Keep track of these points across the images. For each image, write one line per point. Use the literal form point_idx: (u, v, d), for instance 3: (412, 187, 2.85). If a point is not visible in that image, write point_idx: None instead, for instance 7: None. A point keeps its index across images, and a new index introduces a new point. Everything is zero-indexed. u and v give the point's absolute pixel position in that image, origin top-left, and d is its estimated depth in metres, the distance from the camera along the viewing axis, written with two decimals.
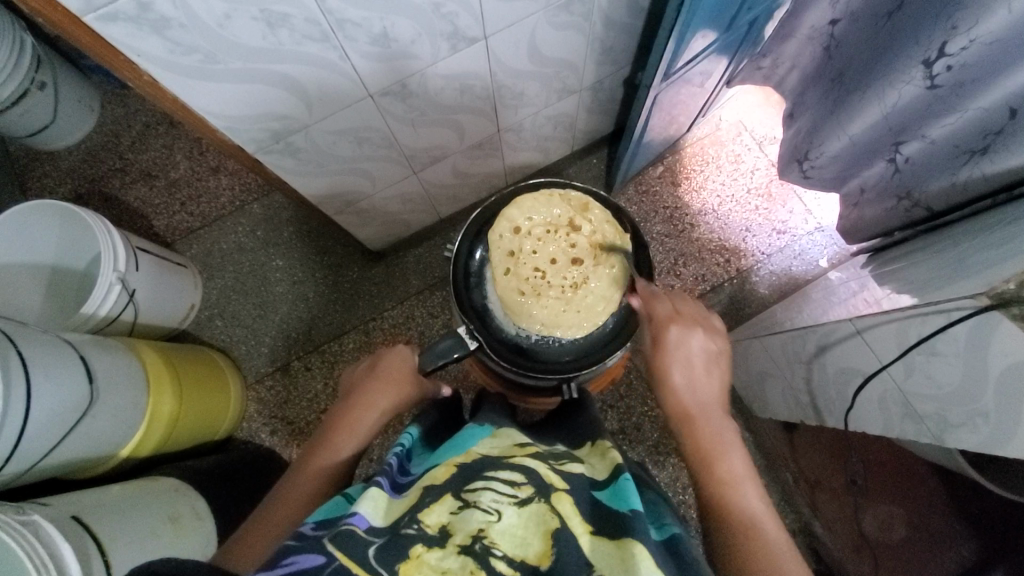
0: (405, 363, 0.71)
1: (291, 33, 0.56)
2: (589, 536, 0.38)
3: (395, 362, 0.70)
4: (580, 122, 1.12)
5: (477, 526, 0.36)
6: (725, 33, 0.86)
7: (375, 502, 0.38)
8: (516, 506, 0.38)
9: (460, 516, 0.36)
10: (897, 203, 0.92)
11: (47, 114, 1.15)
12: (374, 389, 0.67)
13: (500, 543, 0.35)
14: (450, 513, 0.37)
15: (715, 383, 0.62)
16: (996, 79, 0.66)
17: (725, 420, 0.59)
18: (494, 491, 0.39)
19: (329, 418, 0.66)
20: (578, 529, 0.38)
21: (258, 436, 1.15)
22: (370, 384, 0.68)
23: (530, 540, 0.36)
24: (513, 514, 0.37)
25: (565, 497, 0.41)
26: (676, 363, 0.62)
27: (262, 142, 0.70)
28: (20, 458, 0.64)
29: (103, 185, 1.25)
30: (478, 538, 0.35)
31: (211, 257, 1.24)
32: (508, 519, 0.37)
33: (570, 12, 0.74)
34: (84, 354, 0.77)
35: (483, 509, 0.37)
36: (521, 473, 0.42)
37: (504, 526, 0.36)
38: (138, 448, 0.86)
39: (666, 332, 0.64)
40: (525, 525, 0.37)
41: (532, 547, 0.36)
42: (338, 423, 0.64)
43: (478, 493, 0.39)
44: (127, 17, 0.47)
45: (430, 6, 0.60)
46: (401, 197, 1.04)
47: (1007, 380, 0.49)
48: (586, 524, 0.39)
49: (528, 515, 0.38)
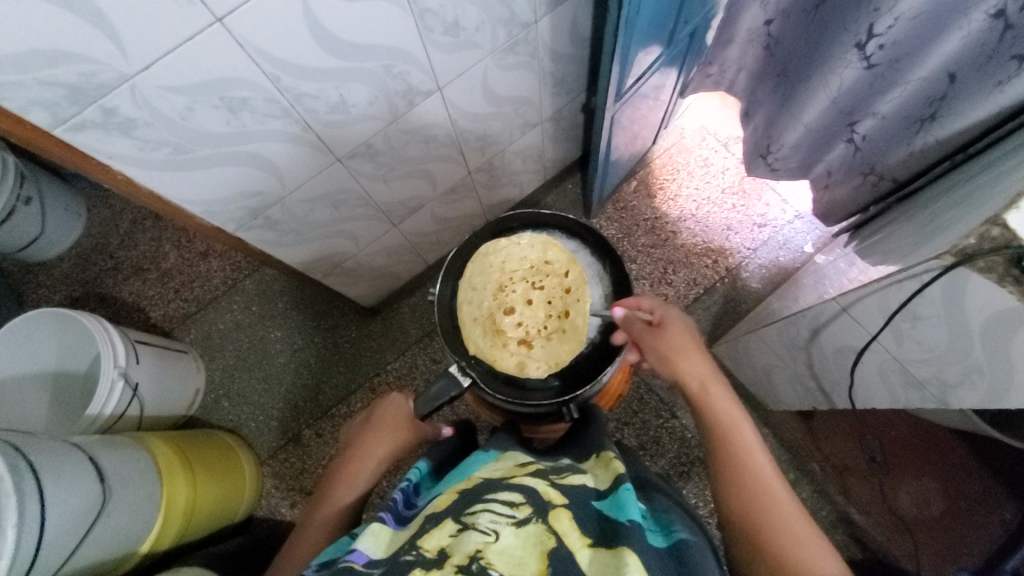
0: (401, 411, 0.73)
1: (252, 114, 0.59)
2: (588, 549, 0.39)
3: (390, 410, 0.73)
4: (548, 152, 1.15)
5: (474, 547, 0.36)
6: (668, 48, 0.90)
7: (374, 537, 0.40)
8: (514, 526, 0.39)
9: (459, 538, 0.37)
10: (864, 179, 0.95)
11: (35, 226, 1.18)
12: (371, 439, 0.70)
13: (496, 563, 0.36)
14: (450, 535, 0.38)
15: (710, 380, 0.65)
16: (931, 48, 0.69)
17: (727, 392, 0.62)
18: (491, 513, 0.39)
19: (329, 473, 0.68)
20: (575, 543, 0.39)
21: (279, 511, 1.14)
22: (368, 435, 0.70)
23: (527, 560, 0.37)
24: (511, 534, 0.38)
25: (563, 513, 0.41)
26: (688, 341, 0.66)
27: (241, 220, 0.73)
28: (43, 566, 0.63)
29: (98, 286, 1.28)
30: (475, 558, 0.35)
31: (209, 339, 1.25)
32: (505, 540, 0.37)
33: (516, 53, 0.77)
34: (93, 454, 0.78)
35: (480, 531, 0.37)
36: (519, 493, 0.43)
37: (502, 546, 0.37)
38: (156, 542, 0.85)
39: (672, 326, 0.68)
40: (522, 545, 0.37)
41: (529, 567, 0.36)
42: (339, 476, 0.67)
43: (477, 515, 0.39)
44: (96, 124, 0.50)
45: (382, 69, 0.64)
46: (386, 251, 1.06)
47: (989, 331, 0.50)
48: (584, 537, 0.40)
49: (525, 535, 0.38)
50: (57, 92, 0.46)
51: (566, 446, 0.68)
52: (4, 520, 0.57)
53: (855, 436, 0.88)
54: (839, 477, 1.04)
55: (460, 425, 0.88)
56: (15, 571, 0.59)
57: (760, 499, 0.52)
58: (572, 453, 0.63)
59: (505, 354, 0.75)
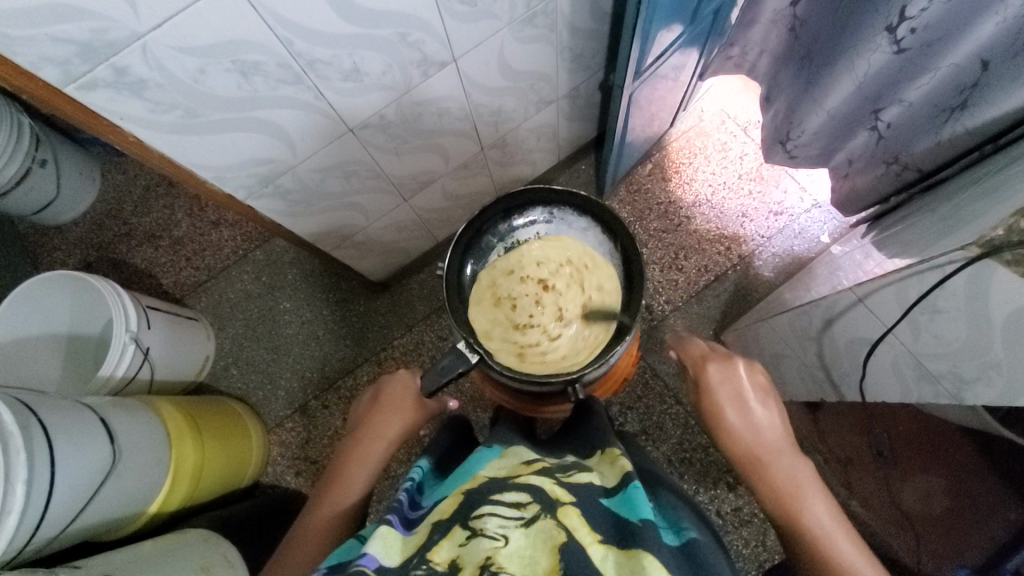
0: (410, 391, 0.76)
1: (265, 79, 0.58)
2: (599, 545, 0.38)
3: (400, 389, 0.77)
4: (563, 130, 1.13)
5: (485, 554, 0.36)
6: (690, 26, 0.87)
7: (384, 542, 0.40)
8: (523, 528, 0.39)
9: (468, 548, 0.37)
10: (886, 169, 0.92)
11: (50, 189, 1.18)
12: (382, 420, 0.73)
13: (507, 566, 0.35)
14: (459, 545, 0.38)
15: (775, 411, 0.68)
16: (966, 33, 0.66)
17: (799, 459, 0.63)
18: (499, 517, 0.39)
19: (341, 449, 0.72)
20: (586, 538, 0.39)
21: (284, 479, 1.16)
22: (378, 416, 0.74)
23: (538, 558, 0.36)
24: (521, 537, 0.38)
25: (572, 509, 0.41)
26: (732, 404, 0.68)
27: (252, 187, 0.72)
28: (51, 526, 0.64)
29: (111, 251, 1.29)
30: (486, 564, 0.35)
31: (220, 308, 1.26)
32: (515, 543, 0.37)
33: (534, 26, 0.75)
34: (106, 417, 0.79)
35: (489, 536, 0.37)
36: (526, 493, 0.42)
37: (511, 550, 0.37)
38: (164, 504, 0.86)
39: (706, 371, 0.72)
40: (532, 545, 0.37)
41: (540, 566, 0.36)
42: (350, 454, 0.70)
43: (484, 519, 0.39)
44: (107, 83, 0.50)
45: (397, 37, 0.62)
46: (396, 226, 1.06)
47: (1011, 325, 0.48)
48: (595, 533, 0.39)
49: (535, 534, 0.38)
50: (69, 49, 0.45)
51: (574, 436, 0.68)
52: (15, 476, 0.58)
53: (861, 429, 0.87)
54: (843, 470, 1.03)
55: (461, 416, 0.86)
56: (23, 526, 0.60)
57: (820, 547, 0.56)
58: (581, 445, 0.63)
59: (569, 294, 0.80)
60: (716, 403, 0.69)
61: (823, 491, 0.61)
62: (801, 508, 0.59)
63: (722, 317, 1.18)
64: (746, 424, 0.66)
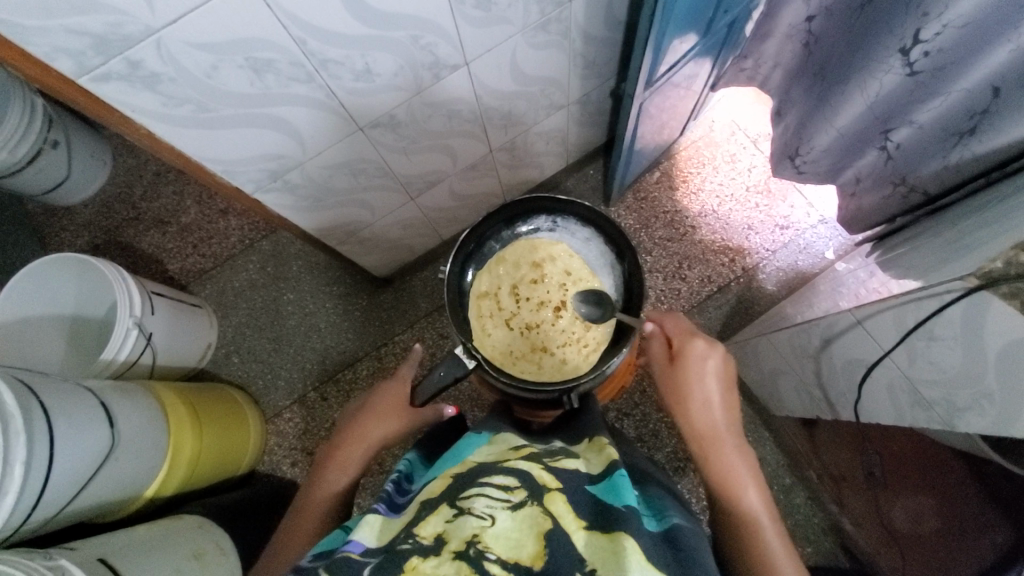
0: (398, 395, 0.75)
1: (277, 76, 0.58)
2: (583, 531, 0.39)
3: (389, 392, 0.75)
4: (573, 135, 1.13)
5: (470, 532, 0.37)
6: (704, 37, 0.87)
7: (371, 527, 0.41)
8: (510, 510, 0.39)
9: (455, 524, 0.38)
10: (893, 189, 0.92)
11: (61, 171, 1.19)
12: (368, 421, 0.72)
13: (493, 547, 0.36)
14: (445, 522, 0.38)
15: (733, 413, 0.65)
16: (978, 59, 0.66)
17: (741, 447, 0.61)
18: (487, 497, 0.40)
19: (329, 450, 0.72)
20: (570, 525, 0.39)
21: (280, 468, 1.17)
22: (365, 418, 0.73)
23: (524, 541, 0.37)
24: (508, 518, 0.38)
25: (559, 496, 0.41)
26: (698, 383, 0.65)
27: (261, 182, 0.73)
28: (47, 506, 0.65)
29: (118, 235, 1.30)
30: (472, 543, 0.36)
31: (223, 296, 1.27)
32: (501, 524, 0.38)
33: (547, 32, 0.76)
34: (105, 400, 0.80)
35: (476, 515, 0.38)
36: (514, 477, 0.43)
37: (497, 530, 0.37)
38: (160, 488, 0.87)
39: (688, 346, 0.67)
40: (519, 528, 0.38)
41: (526, 549, 0.37)
42: (336, 457, 0.70)
43: (472, 499, 0.40)
44: (121, 76, 0.50)
45: (409, 39, 0.63)
46: (401, 223, 1.06)
47: (1006, 357, 0.48)
48: (580, 519, 0.40)
49: (521, 518, 0.39)
50: (83, 41, 0.46)
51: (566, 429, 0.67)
52: (14, 455, 0.59)
53: (854, 448, 0.88)
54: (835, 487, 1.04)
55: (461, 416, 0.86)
56: (21, 506, 0.61)
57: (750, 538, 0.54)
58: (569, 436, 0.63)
59: (567, 322, 0.81)
60: (682, 386, 0.66)
61: (775, 518, 0.56)
62: (751, 524, 0.55)
63: (722, 329, 1.19)
64: (711, 427, 0.63)
